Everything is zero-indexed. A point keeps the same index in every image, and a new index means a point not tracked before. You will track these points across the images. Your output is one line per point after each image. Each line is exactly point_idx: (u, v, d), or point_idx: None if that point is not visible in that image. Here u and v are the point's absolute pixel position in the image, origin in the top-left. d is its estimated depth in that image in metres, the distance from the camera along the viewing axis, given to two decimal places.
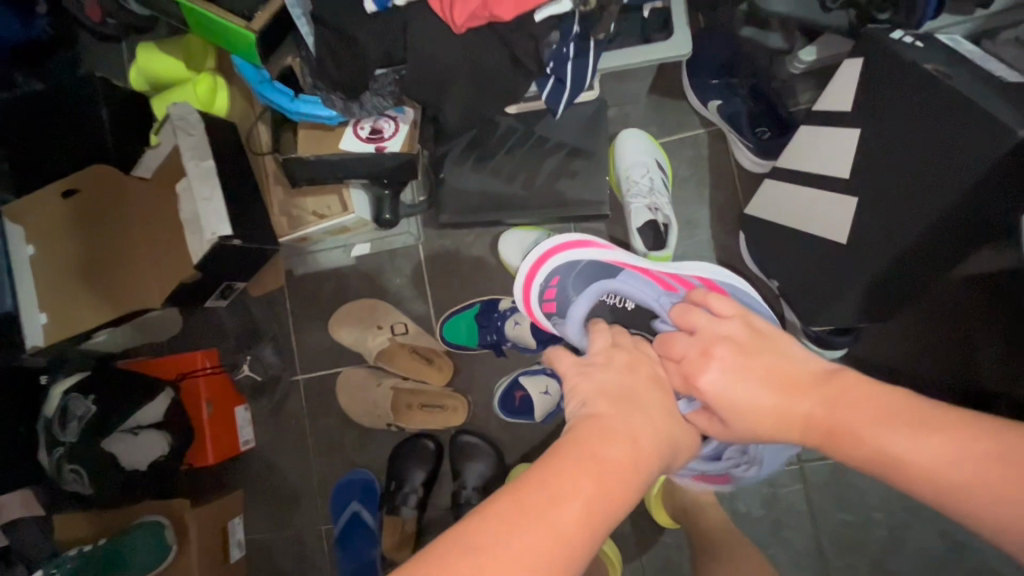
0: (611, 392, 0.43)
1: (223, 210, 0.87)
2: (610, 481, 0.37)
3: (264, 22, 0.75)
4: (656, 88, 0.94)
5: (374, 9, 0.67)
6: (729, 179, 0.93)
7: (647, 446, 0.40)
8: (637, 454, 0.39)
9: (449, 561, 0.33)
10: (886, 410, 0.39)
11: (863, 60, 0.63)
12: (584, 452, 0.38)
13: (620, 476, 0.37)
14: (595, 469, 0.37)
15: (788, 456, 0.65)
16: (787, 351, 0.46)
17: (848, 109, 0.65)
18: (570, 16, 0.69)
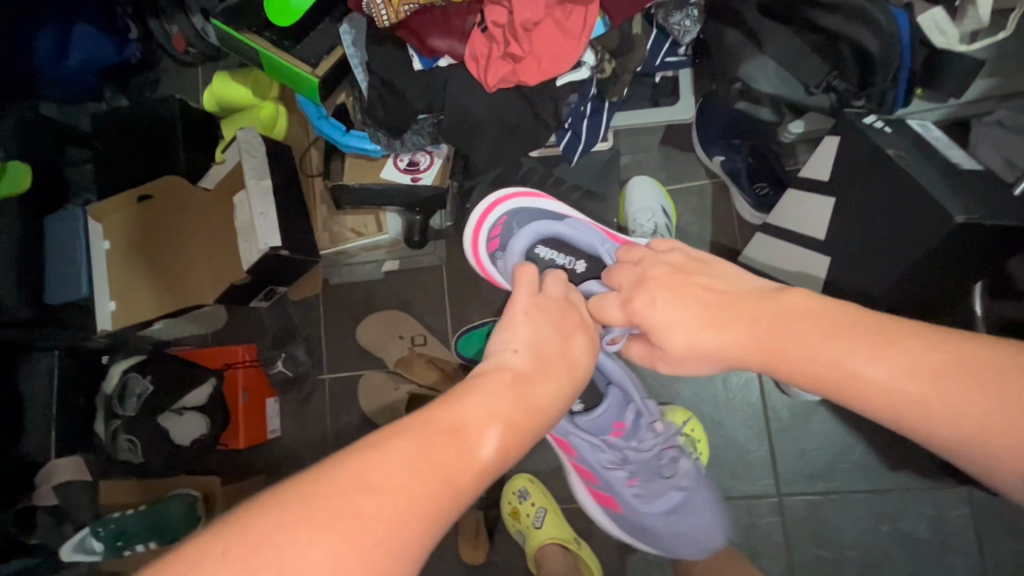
0: (537, 351, 0.51)
1: (276, 225, 0.99)
2: (505, 442, 0.44)
3: (326, 69, 0.87)
4: (667, 141, 1.04)
5: (420, 67, 0.80)
6: (729, 228, 1.02)
7: (542, 421, 0.47)
8: (533, 425, 0.46)
9: (350, 469, 0.38)
10: (830, 328, 0.47)
11: (839, 139, 0.72)
12: (494, 403, 0.45)
13: (514, 440, 0.44)
14: (499, 429, 0.44)
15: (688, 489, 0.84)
16: (732, 276, 0.56)
17: (825, 179, 0.74)
18: (588, 81, 0.81)
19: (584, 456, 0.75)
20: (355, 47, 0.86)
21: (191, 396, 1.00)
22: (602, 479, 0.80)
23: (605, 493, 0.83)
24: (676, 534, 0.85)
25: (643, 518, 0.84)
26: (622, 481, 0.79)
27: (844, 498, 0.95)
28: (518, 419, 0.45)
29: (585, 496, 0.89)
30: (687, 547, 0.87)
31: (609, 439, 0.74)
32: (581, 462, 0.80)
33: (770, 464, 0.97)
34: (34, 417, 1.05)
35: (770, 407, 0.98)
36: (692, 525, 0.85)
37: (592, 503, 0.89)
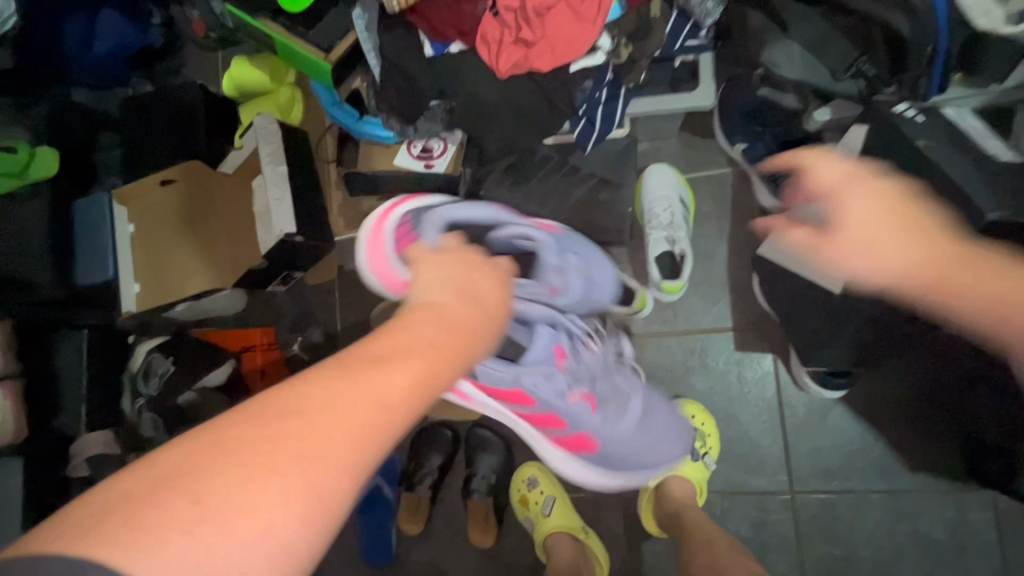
0: (456, 287, 0.47)
1: (291, 211, 1.01)
2: (439, 362, 0.38)
3: (340, 53, 0.87)
4: (687, 127, 1.00)
5: (431, 53, 0.79)
6: (749, 218, 0.99)
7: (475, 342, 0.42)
8: (468, 345, 0.41)
9: (260, 405, 0.32)
10: (1007, 279, 0.50)
11: (866, 127, 0.68)
12: (419, 330, 0.40)
13: (449, 357, 0.39)
14: (430, 351, 0.39)
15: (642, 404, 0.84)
16: (918, 218, 0.55)
17: None
18: (603, 66, 0.78)
19: (540, 394, 0.71)
20: (367, 33, 0.83)
21: (210, 376, 1.03)
22: (575, 414, 0.76)
23: (580, 435, 0.80)
24: (639, 456, 0.86)
25: (624, 445, 0.84)
26: (592, 408, 0.76)
27: (860, 495, 0.93)
28: (448, 340, 0.40)
29: (560, 452, 0.84)
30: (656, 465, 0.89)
31: (558, 365, 0.70)
32: (542, 402, 0.73)
33: (783, 460, 0.96)
34: (67, 393, 1.10)
35: (785, 403, 0.96)
36: (659, 444, 0.87)
37: (570, 456, 0.85)
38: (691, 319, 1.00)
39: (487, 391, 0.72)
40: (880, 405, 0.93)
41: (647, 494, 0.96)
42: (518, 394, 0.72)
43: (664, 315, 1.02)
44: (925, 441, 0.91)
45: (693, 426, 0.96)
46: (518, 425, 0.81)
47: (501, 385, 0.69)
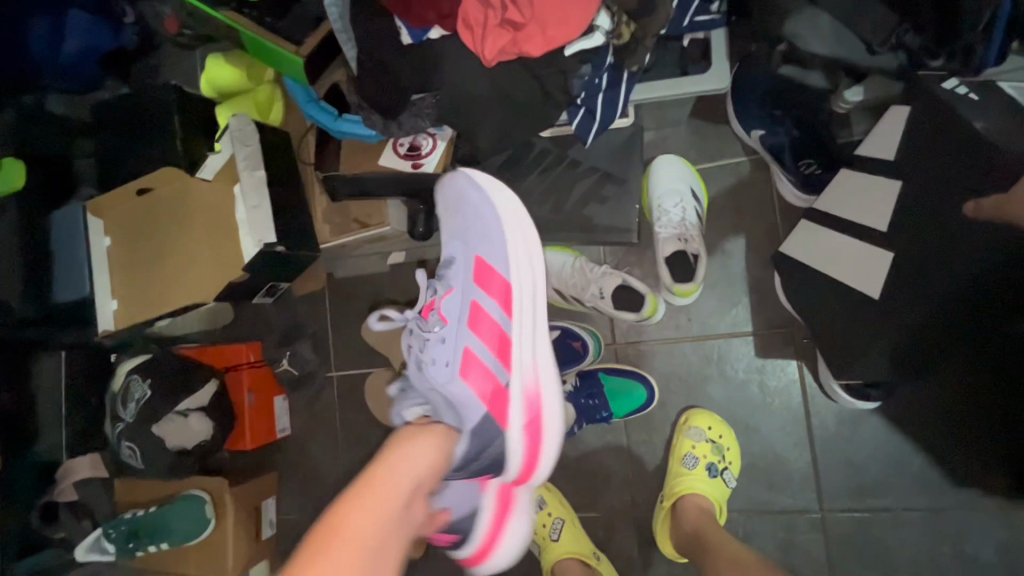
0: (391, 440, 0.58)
1: (269, 219, 0.94)
2: (385, 496, 0.52)
3: (312, 49, 0.80)
4: (698, 113, 0.91)
5: (409, 41, 0.71)
6: (769, 211, 0.90)
7: (414, 461, 0.56)
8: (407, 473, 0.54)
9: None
10: None
11: (909, 107, 0.67)
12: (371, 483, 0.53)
13: (392, 488, 0.53)
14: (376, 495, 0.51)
15: (463, 185, 0.74)
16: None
17: (891, 156, 0.68)
18: (603, 49, 0.70)
19: (449, 355, 0.64)
20: (341, 23, 0.74)
21: (195, 397, 0.97)
22: (466, 304, 0.68)
23: (484, 290, 0.70)
24: (473, 218, 0.72)
25: (489, 238, 0.72)
26: (444, 296, 0.67)
27: (898, 514, 0.85)
28: (388, 495, 0.52)
29: (521, 294, 0.72)
30: (513, 202, 0.75)
31: (422, 359, 0.64)
32: (475, 347, 0.66)
33: (811, 476, 0.88)
34: (48, 417, 1.05)
35: (813, 413, 0.88)
36: (484, 215, 0.72)
37: (515, 280, 0.72)
38: (706, 324, 0.92)
39: (506, 406, 0.66)
40: None
41: (662, 513, 0.88)
42: (490, 379, 0.66)
43: (677, 319, 0.93)
44: None
45: (709, 440, 0.88)
46: (526, 349, 0.71)
47: (471, 394, 0.63)
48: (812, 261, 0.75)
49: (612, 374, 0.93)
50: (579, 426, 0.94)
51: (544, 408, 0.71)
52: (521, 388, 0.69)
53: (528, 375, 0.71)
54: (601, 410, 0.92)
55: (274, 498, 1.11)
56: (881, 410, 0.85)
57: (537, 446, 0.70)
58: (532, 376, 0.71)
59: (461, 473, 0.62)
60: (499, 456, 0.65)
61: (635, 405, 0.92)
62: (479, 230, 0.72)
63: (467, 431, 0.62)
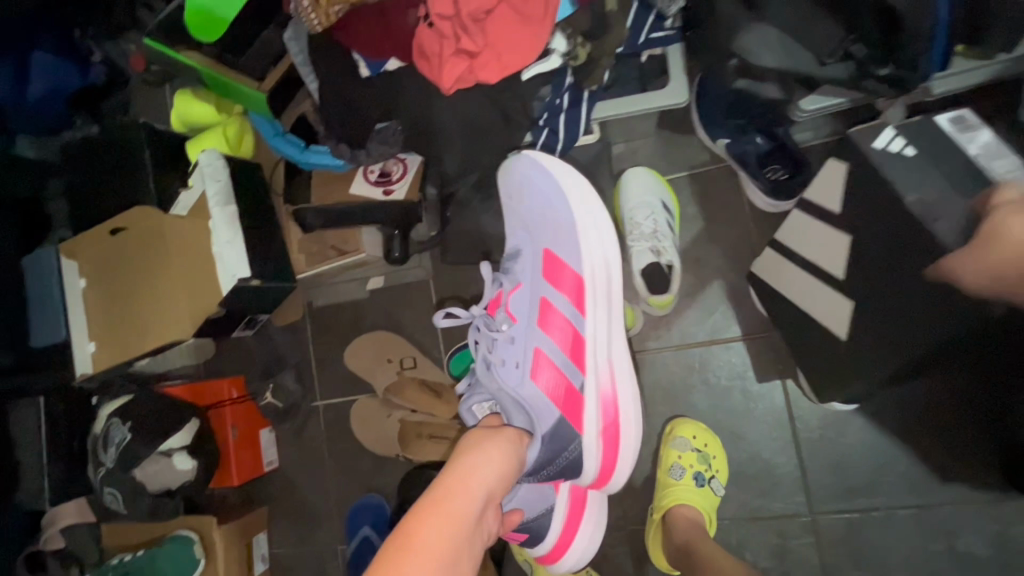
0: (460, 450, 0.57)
1: (242, 254, 0.93)
2: (454, 509, 0.49)
3: (274, 81, 0.80)
4: (664, 124, 0.92)
5: (368, 74, 0.72)
6: (740, 218, 0.91)
7: (479, 475, 0.53)
8: (474, 485, 0.52)
9: None
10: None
11: (844, 165, 0.65)
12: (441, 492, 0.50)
13: (460, 501, 0.50)
14: (447, 507, 0.49)
15: (517, 176, 0.72)
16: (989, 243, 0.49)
17: (836, 210, 0.67)
18: (560, 71, 0.71)
19: (520, 356, 0.65)
20: (301, 55, 0.75)
21: (173, 439, 0.95)
22: (537, 299, 0.67)
23: (557, 284, 0.69)
24: (540, 206, 0.71)
25: (558, 228, 0.70)
26: (512, 293, 0.68)
27: (888, 512, 0.85)
28: (457, 506, 0.49)
29: (595, 287, 0.69)
30: (580, 182, 0.71)
31: (490, 359, 0.65)
32: (546, 346, 0.66)
33: (799, 479, 0.88)
34: (28, 465, 1.03)
35: (796, 416, 0.88)
36: (547, 199, 0.71)
37: (588, 272, 0.69)
38: (685, 332, 0.92)
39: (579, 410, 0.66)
40: (901, 412, 0.84)
41: (653, 526, 0.88)
42: (561, 380, 0.65)
43: (657, 330, 0.93)
44: (952, 441, 0.83)
45: (695, 448, 0.88)
46: (601, 346, 0.69)
47: (542, 396, 0.63)
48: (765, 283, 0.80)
49: None
50: None
51: (621, 412, 0.69)
52: (596, 392, 0.67)
53: (603, 375, 0.69)
54: None
55: (264, 533, 1.10)
56: (862, 410, 0.86)
57: (615, 448, 0.68)
58: (608, 378, 0.69)
59: (533, 478, 0.63)
60: (573, 459, 0.65)
61: None
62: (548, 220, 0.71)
63: (539, 437, 0.61)
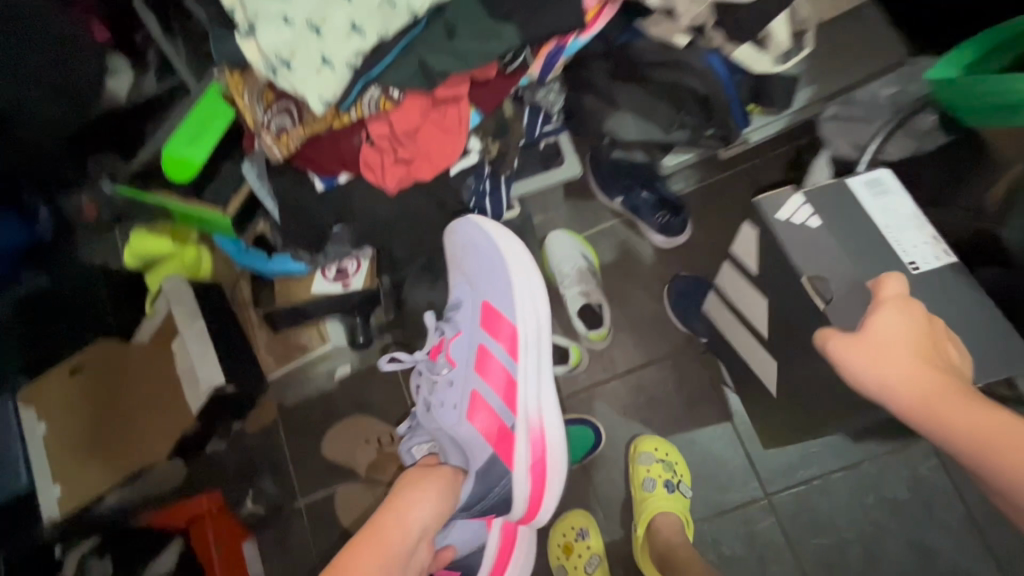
0: (404, 481, 0.73)
1: (215, 362, 0.99)
2: (389, 534, 0.64)
3: (237, 205, 0.92)
4: (570, 193, 1.11)
5: (322, 187, 0.84)
6: (647, 256, 1.09)
7: (414, 509, 0.68)
8: (408, 517, 0.67)
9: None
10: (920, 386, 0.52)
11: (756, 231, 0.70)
12: (380, 521, 0.66)
13: (393, 527, 0.65)
14: (382, 534, 0.64)
15: (469, 228, 0.86)
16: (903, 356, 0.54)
17: (753, 268, 0.74)
18: (479, 163, 0.88)
19: (459, 397, 0.81)
20: (261, 181, 0.88)
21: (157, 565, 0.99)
22: (475, 349, 0.84)
23: (494, 336, 0.86)
24: (479, 266, 0.88)
25: (493, 287, 0.88)
26: (454, 342, 0.84)
27: (827, 481, 0.98)
28: (393, 532, 0.65)
29: (526, 340, 0.87)
30: (514, 242, 0.89)
31: (435, 399, 0.81)
32: (482, 389, 0.82)
33: (748, 467, 1.00)
34: None
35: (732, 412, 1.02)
36: (484, 256, 0.88)
37: (521, 325, 0.86)
38: (625, 360, 1.07)
39: (511, 446, 0.81)
40: None
41: (638, 542, 0.97)
42: (496, 419, 0.81)
43: (602, 362, 1.07)
44: None
45: (657, 459, 0.99)
46: (530, 389, 0.85)
47: (478, 434, 0.78)
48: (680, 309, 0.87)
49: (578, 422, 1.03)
50: None
51: (548, 449, 0.84)
52: (527, 430, 0.83)
53: (533, 416, 0.84)
54: None
55: None
56: None
57: (542, 479, 0.83)
58: (538, 419, 0.85)
59: (468, 515, 0.77)
60: (505, 493, 0.79)
61: (588, 447, 1.03)
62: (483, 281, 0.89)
63: (472, 474, 0.76)
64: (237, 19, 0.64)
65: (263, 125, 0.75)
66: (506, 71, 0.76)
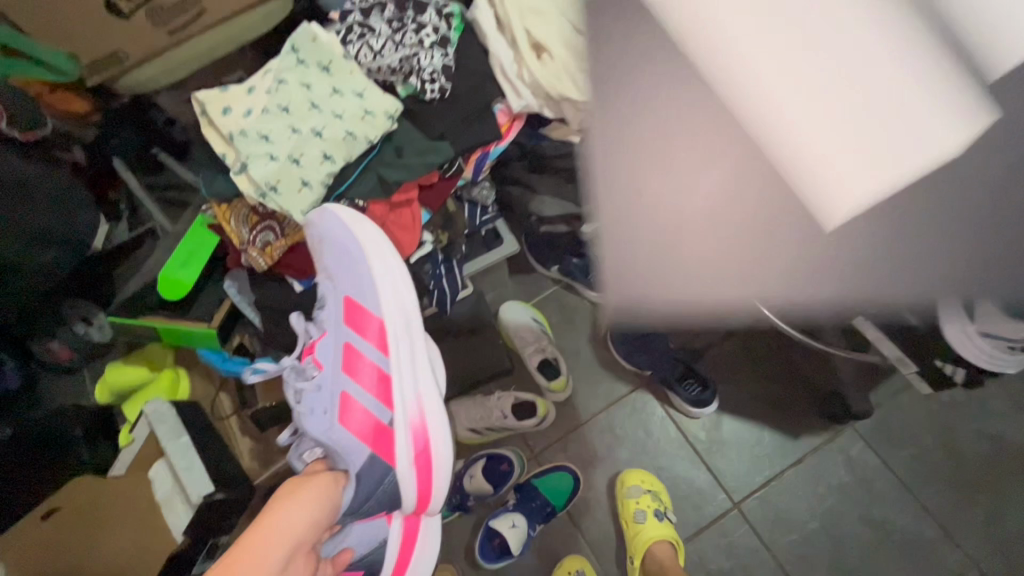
0: (273, 498, 0.71)
1: (204, 474, 1.04)
2: (264, 544, 0.63)
3: (221, 318, 1.01)
4: (514, 269, 1.28)
5: (301, 287, 0.97)
6: (588, 311, 1.25)
7: (290, 518, 0.67)
8: (283, 527, 0.66)
9: None
10: None
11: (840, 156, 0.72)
12: (254, 535, 0.64)
13: (270, 537, 0.64)
14: (260, 547, 0.63)
15: (334, 217, 0.82)
16: None
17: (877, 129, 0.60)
18: (433, 251, 1.05)
19: (326, 398, 0.82)
20: (242, 295, 1.01)
21: None
22: (341, 351, 0.85)
23: (360, 336, 0.87)
24: (342, 261, 0.85)
25: (356, 283, 0.88)
26: (320, 344, 0.85)
27: (781, 478, 1.10)
28: (269, 543, 0.64)
29: (395, 333, 0.89)
30: (375, 232, 0.86)
31: (302, 404, 0.82)
32: (353, 391, 0.84)
33: (714, 482, 1.11)
34: None
35: (688, 434, 1.14)
36: (345, 248, 0.84)
37: (386, 318, 0.89)
38: (587, 405, 1.18)
39: (389, 442, 0.84)
40: (747, 402, 1.15)
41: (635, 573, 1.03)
42: (370, 418, 0.84)
43: (568, 411, 1.18)
44: (785, 409, 1.14)
45: (649, 490, 1.07)
46: (406, 383, 0.88)
47: (354, 435, 0.81)
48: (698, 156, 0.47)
49: (553, 469, 1.12)
50: (534, 530, 1.09)
51: (430, 436, 0.88)
52: (406, 421, 0.86)
53: (411, 407, 0.88)
54: (546, 505, 1.09)
55: None
56: (724, 412, 1.15)
57: (427, 468, 0.88)
58: (416, 410, 0.88)
59: (359, 513, 0.80)
60: (392, 486, 0.84)
61: (568, 493, 1.11)
62: (343, 275, 0.88)
63: (354, 474, 0.79)
64: (231, 161, 0.81)
65: (250, 242, 0.88)
66: (446, 176, 0.95)
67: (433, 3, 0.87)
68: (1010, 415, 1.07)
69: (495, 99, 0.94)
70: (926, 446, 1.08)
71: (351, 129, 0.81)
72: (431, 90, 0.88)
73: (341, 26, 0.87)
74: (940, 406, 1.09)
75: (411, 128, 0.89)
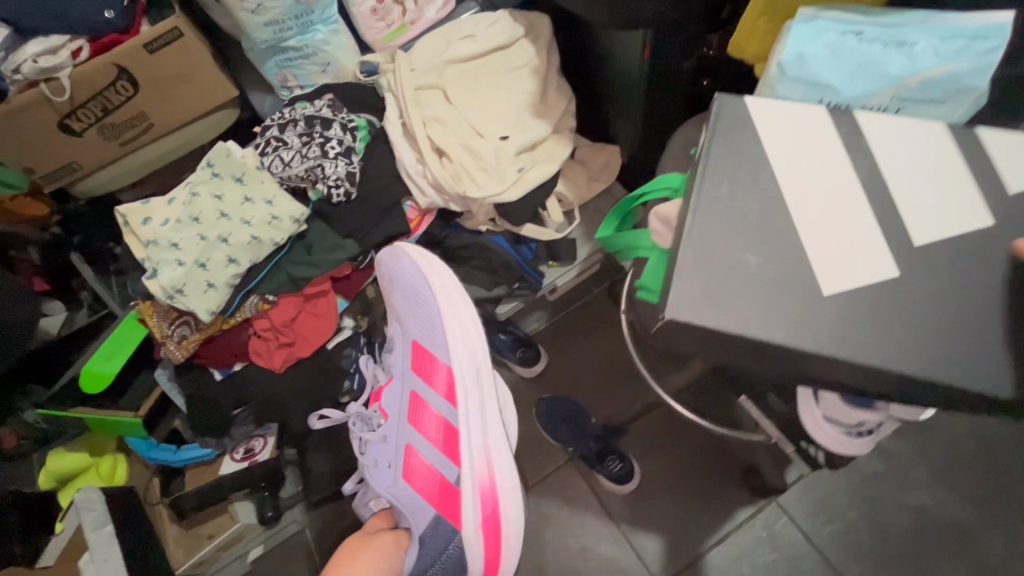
0: (364, 528, 0.91)
1: (121, 564, 1.00)
2: (367, 543, 0.86)
3: (148, 406, 1.06)
4: None
5: (220, 375, 1.03)
6: (517, 386, 1.27)
7: (382, 536, 0.89)
8: (379, 537, 0.88)
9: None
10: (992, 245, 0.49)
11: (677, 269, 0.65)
12: (359, 540, 0.87)
13: (369, 541, 0.87)
14: (364, 546, 0.85)
15: (412, 258, 0.96)
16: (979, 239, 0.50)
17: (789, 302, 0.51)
18: (353, 336, 1.08)
19: (390, 446, 0.95)
20: (171, 381, 1.06)
21: None
22: (407, 400, 0.96)
23: (428, 385, 0.95)
24: (415, 310, 0.97)
25: (424, 332, 0.97)
26: (388, 393, 0.98)
27: (707, 560, 1.08)
28: (369, 545, 0.86)
29: (464, 383, 0.93)
30: (443, 275, 0.97)
31: (367, 453, 0.95)
32: (416, 442, 0.93)
33: (638, 561, 1.10)
34: None
35: (613, 511, 1.14)
36: (416, 296, 0.96)
37: (455, 366, 0.93)
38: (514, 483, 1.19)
39: (455, 498, 0.90)
40: (671, 476, 1.15)
41: None
42: (434, 474, 0.92)
43: None
44: (709, 482, 1.13)
45: None
46: (475, 438, 0.92)
47: (413, 492, 0.91)
48: (718, 264, 0.51)
49: None
50: None
51: (496, 491, 0.91)
52: (471, 478, 0.90)
53: (477, 461, 0.91)
54: None
55: None
56: (648, 486, 1.14)
57: (494, 524, 0.91)
58: (483, 465, 0.91)
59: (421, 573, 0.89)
60: (459, 547, 0.89)
61: None
62: (413, 321, 0.99)
63: (416, 535, 0.88)
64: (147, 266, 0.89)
65: (169, 336, 0.95)
66: (360, 268, 1.04)
67: (339, 119, 0.98)
68: (928, 487, 1.07)
69: (403, 198, 1.03)
70: (848, 523, 1.07)
71: (258, 234, 0.89)
72: (336, 194, 0.97)
73: (260, 140, 0.98)
74: (859, 478, 1.09)
75: (320, 227, 0.98)
